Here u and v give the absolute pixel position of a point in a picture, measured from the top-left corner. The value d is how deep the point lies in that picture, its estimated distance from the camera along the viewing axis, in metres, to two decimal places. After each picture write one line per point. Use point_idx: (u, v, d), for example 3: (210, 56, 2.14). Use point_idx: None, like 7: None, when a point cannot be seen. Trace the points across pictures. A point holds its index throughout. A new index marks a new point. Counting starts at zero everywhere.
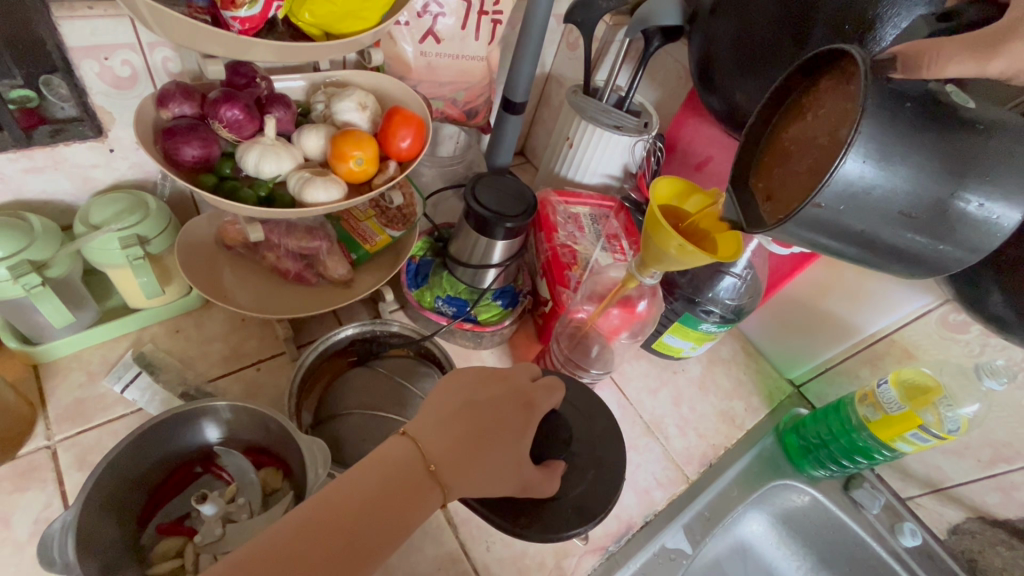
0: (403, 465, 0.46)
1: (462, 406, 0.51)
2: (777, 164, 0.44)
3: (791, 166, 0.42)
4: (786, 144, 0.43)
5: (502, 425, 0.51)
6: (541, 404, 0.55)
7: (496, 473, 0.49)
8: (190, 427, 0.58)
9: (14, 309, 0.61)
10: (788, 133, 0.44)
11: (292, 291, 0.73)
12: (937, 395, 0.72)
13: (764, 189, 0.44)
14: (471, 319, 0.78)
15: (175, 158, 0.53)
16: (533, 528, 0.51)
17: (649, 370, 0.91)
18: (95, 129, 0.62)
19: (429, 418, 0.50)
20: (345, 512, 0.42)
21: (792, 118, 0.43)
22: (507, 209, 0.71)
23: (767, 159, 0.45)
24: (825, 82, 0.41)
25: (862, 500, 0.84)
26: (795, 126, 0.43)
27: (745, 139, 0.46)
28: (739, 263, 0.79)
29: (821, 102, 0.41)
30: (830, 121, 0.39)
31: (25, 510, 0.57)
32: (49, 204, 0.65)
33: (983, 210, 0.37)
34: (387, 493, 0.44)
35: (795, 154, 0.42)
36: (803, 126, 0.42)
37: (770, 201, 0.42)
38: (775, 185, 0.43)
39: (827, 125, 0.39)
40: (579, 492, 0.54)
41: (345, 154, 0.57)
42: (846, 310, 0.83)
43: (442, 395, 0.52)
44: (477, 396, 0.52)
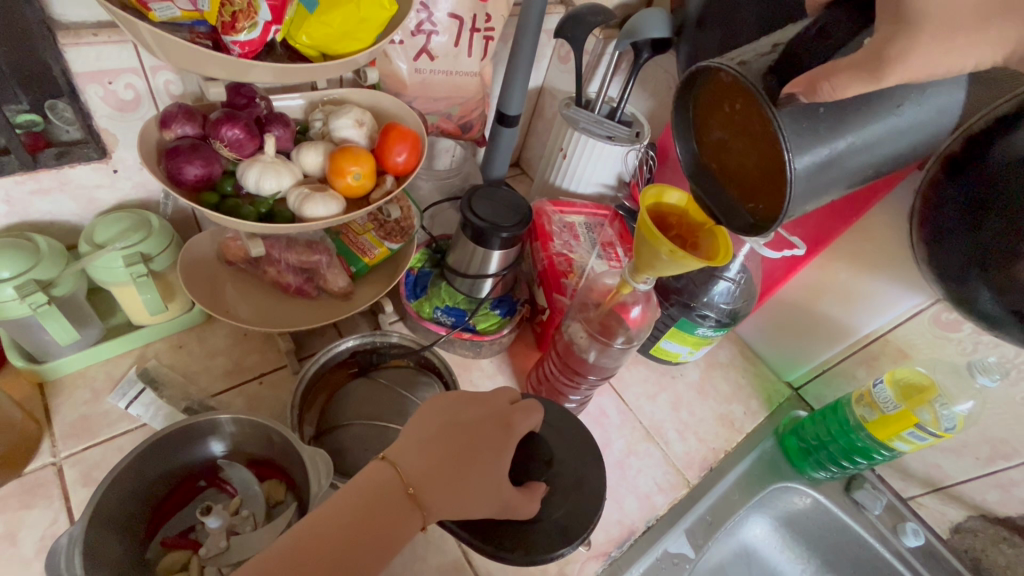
0: (382, 489, 0.47)
1: (444, 420, 0.53)
2: (714, 148, 0.46)
3: (739, 154, 0.44)
4: (717, 130, 0.45)
5: (479, 437, 0.52)
6: (519, 425, 0.54)
7: (478, 493, 0.49)
8: (196, 442, 0.59)
9: (20, 328, 0.62)
10: (712, 124, 0.45)
11: (292, 304, 0.74)
12: (933, 394, 0.73)
13: (716, 170, 0.47)
14: (471, 329, 0.79)
15: (177, 177, 0.54)
16: (518, 551, 0.51)
17: (648, 375, 0.92)
18: (99, 151, 0.64)
19: (410, 441, 0.51)
20: (334, 529, 0.44)
21: (709, 107, 0.45)
22: (502, 219, 0.73)
23: (708, 149, 0.47)
24: (720, 76, 0.42)
25: (863, 501, 0.85)
26: (716, 118, 0.45)
27: (680, 137, 0.48)
28: (731, 267, 0.81)
29: (732, 94, 0.42)
30: (748, 122, 0.41)
31: (32, 527, 0.57)
32: (54, 225, 0.67)
33: (918, 113, 0.41)
34: (370, 516, 0.46)
35: (731, 141, 0.44)
36: (724, 113, 0.44)
37: (738, 188, 0.45)
38: (732, 170, 0.45)
39: (749, 127, 0.41)
40: (562, 513, 0.53)
41: (342, 170, 0.59)
42: (840, 311, 0.84)
43: (424, 418, 0.53)
44: (459, 418, 0.53)
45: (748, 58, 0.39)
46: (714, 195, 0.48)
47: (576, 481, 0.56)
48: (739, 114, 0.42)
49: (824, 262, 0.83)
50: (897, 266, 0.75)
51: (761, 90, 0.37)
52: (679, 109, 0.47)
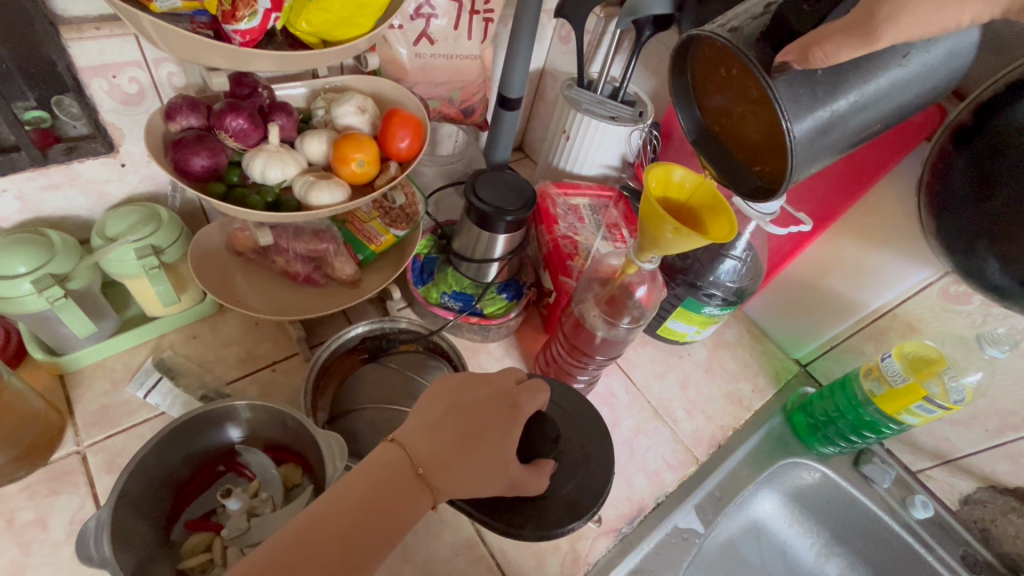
0: (392, 470, 0.48)
1: (451, 402, 0.53)
2: (715, 112, 0.46)
3: (739, 120, 0.44)
4: (717, 93, 0.45)
5: (488, 418, 0.53)
6: (526, 407, 0.54)
7: (486, 473, 0.50)
8: (215, 428, 0.61)
9: (40, 321, 0.63)
10: (710, 89, 0.45)
11: (301, 293, 0.76)
12: (943, 366, 0.74)
13: (719, 133, 0.47)
14: (477, 313, 0.81)
15: (185, 169, 0.54)
16: (528, 527, 0.52)
17: (656, 355, 0.93)
18: (107, 145, 0.64)
19: (419, 423, 0.52)
20: (346, 509, 0.45)
21: (707, 71, 0.45)
22: (507, 203, 0.73)
23: (707, 114, 0.47)
24: (711, 41, 0.42)
25: (872, 475, 0.87)
26: (714, 83, 0.45)
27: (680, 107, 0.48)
28: (737, 245, 0.81)
29: (728, 59, 0.42)
30: (746, 87, 0.41)
31: (60, 512, 0.59)
32: (66, 220, 0.68)
33: (924, 63, 0.40)
34: (381, 496, 0.47)
35: (732, 105, 0.44)
36: (722, 76, 0.44)
37: (742, 152, 0.45)
38: (734, 135, 0.45)
39: (746, 91, 0.42)
40: (570, 488, 0.55)
41: (347, 157, 0.59)
42: (848, 287, 0.84)
43: (432, 399, 0.53)
44: (466, 398, 0.54)
45: (739, 23, 0.39)
46: (717, 159, 0.48)
47: (582, 461, 0.57)
48: (736, 79, 0.42)
49: (829, 238, 0.83)
50: (906, 239, 0.75)
51: (754, 61, 0.37)
52: (675, 77, 0.47)
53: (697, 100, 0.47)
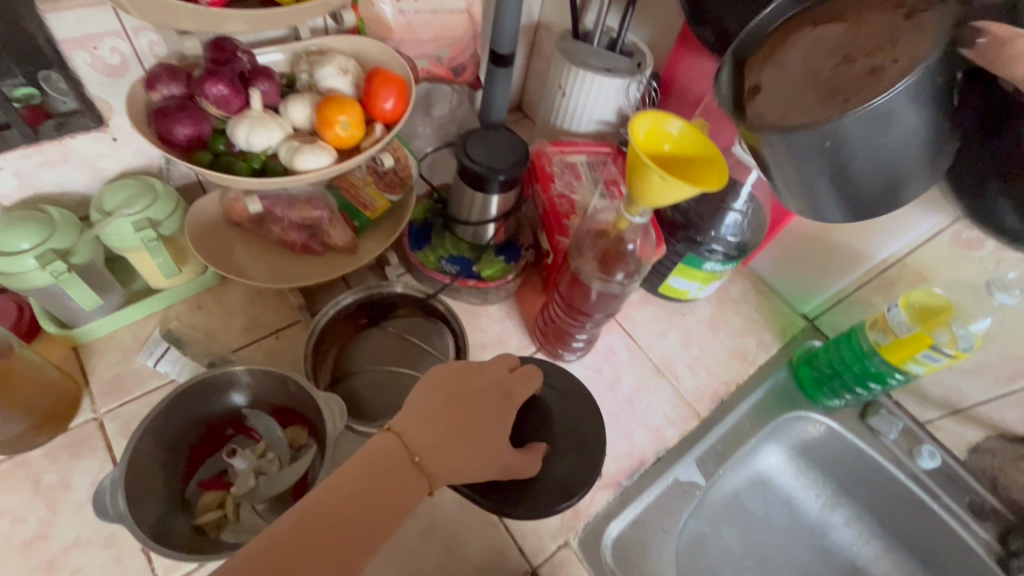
0: (391, 459, 0.48)
1: (451, 391, 0.54)
2: (768, 68, 0.46)
3: (803, 66, 0.44)
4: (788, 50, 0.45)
5: (483, 407, 0.55)
6: (517, 394, 0.57)
7: (481, 459, 0.52)
8: (219, 393, 0.63)
9: (48, 296, 0.65)
10: (809, 28, 0.46)
11: (300, 261, 0.77)
12: (952, 315, 0.72)
13: (752, 84, 0.46)
14: (475, 276, 0.80)
15: (168, 139, 0.55)
16: (519, 507, 0.57)
17: (658, 313, 0.92)
18: (96, 119, 0.65)
19: (415, 411, 0.52)
20: (344, 499, 0.45)
21: (787, 33, 0.46)
22: (498, 162, 0.72)
23: (772, 45, 0.47)
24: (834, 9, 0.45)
25: (879, 427, 0.87)
26: (813, 27, 0.45)
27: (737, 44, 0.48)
28: (737, 198, 0.79)
29: (856, 19, 0.43)
30: (860, 44, 0.42)
31: (82, 475, 0.62)
32: (66, 196, 0.69)
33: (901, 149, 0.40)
34: (379, 485, 0.47)
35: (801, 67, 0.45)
36: (804, 39, 0.45)
37: (764, 88, 0.45)
38: (770, 76, 0.46)
39: (839, 51, 0.43)
40: (559, 472, 0.60)
41: (331, 120, 0.59)
42: (856, 238, 0.81)
43: (428, 390, 0.53)
44: (462, 389, 0.54)
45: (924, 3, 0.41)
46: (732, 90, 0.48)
47: (575, 445, 0.62)
48: (843, 36, 0.43)
49: None
50: None
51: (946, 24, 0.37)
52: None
53: (782, 33, 0.47)
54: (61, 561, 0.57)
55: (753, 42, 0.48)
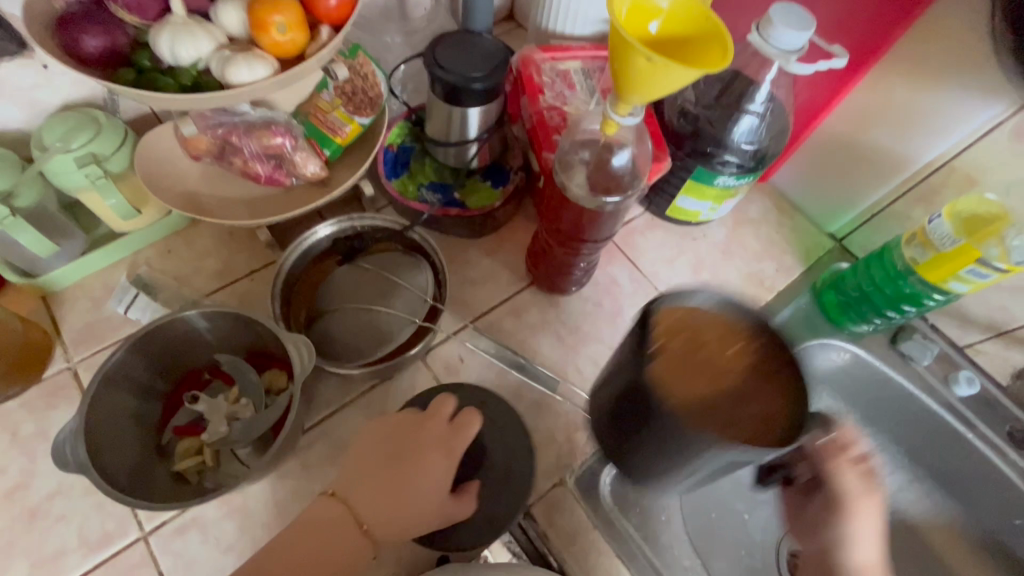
0: (332, 528, 0.50)
1: (395, 447, 0.53)
2: (672, 348, 0.42)
3: (700, 377, 0.41)
4: (710, 345, 0.43)
5: (422, 468, 0.52)
6: (456, 447, 0.54)
7: (418, 518, 0.51)
8: (183, 338, 0.60)
9: (0, 243, 0.62)
10: (709, 329, 0.43)
11: (269, 197, 0.70)
12: (1007, 223, 0.62)
13: (663, 349, 0.42)
14: (457, 205, 0.74)
15: (79, 54, 0.48)
16: (451, 540, 0.58)
17: (666, 240, 0.84)
18: (17, 43, 0.58)
19: (354, 473, 0.52)
20: (288, 565, 0.48)
21: (689, 314, 0.43)
22: (472, 69, 0.62)
23: (671, 320, 0.42)
24: (743, 321, 0.44)
25: (911, 353, 0.79)
26: (722, 342, 0.44)
27: (681, 293, 0.42)
28: (756, 97, 0.68)
29: (742, 355, 0.43)
30: (760, 399, 0.42)
31: (59, 424, 0.61)
32: (6, 134, 0.64)
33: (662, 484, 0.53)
34: (323, 551, 0.49)
35: (703, 359, 0.42)
36: (712, 346, 0.43)
37: (673, 359, 0.41)
38: (669, 366, 0.41)
39: (734, 378, 0.43)
40: (496, 506, 0.59)
41: (265, 23, 0.50)
42: (896, 140, 0.70)
43: (368, 449, 0.53)
44: (396, 448, 0.53)
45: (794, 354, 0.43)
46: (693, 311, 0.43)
47: (505, 478, 0.60)
48: (732, 367, 0.43)
49: (874, 78, 0.67)
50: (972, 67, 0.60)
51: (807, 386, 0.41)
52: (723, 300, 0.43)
53: (674, 319, 0.43)
54: (45, 508, 0.57)
55: (658, 315, 0.42)
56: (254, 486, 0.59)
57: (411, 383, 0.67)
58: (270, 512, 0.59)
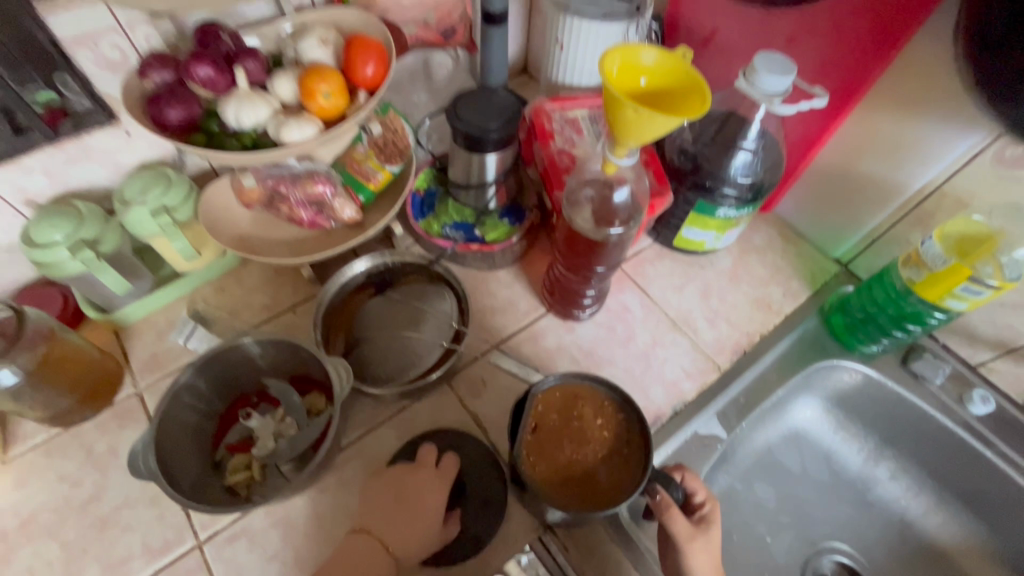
0: (364, 556, 0.56)
1: (397, 490, 0.60)
2: (548, 426, 0.61)
3: (562, 449, 0.60)
4: (583, 413, 0.62)
5: (425, 501, 0.60)
6: (450, 473, 0.63)
7: (426, 540, 0.59)
8: (238, 364, 0.67)
9: (84, 283, 0.71)
10: (581, 409, 0.62)
11: (311, 238, 0.79)
12: (996, 244, 0.64)
13: (538, 416, 0.61)
14: (478, 240, 0.80)
15: (162, 122, 0.58)
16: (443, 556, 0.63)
17: (674, 268, 0.89)
18: (107, 115, 0.69)
19: (375, 508, 0.60)
20: None
21: (571, 393, 0.63)
22: (490, 121, 0.71)
23: (540, 427, 0.61)
24: (609, 399, 0.63)
25: (923, 372, 0.81)
26: (587, 407, 0.62)
27: (560, 376, 0.62)
28: (748, 135, 0.75)
29: (604, 421, 0.62)
30: (607, 451, 0.60)
31: (128, 443, 0.68)
32: (93, 191, 0.75)
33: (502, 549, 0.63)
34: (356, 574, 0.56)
35: (574, 430, 0.61)
36: (585, 418, 0.62)
37: (558, 472, 0.59)
38: (545, 447, 0.60)
39: (603, 455, 0.60)
40: (475, 526, 0.64)
41: (313, 91, 0.60)
42: (886, 169, 0.75)
43: (380, 488, 0.61)
44: (404, 481, 0.61)
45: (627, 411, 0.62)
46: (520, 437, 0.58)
47: (483, 503, 0.66)
48: (599, 430, 0.61)
49: (859, 113, 0.74)
50: (948, 101, 0.65)
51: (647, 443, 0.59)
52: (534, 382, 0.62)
53: (538, 413, 0.61)
54: (113, 518, 0.64)
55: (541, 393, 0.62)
56: (296, 500, 0.65)
57: (437, 403, 0.73)
58: (310, 523, 0.64)
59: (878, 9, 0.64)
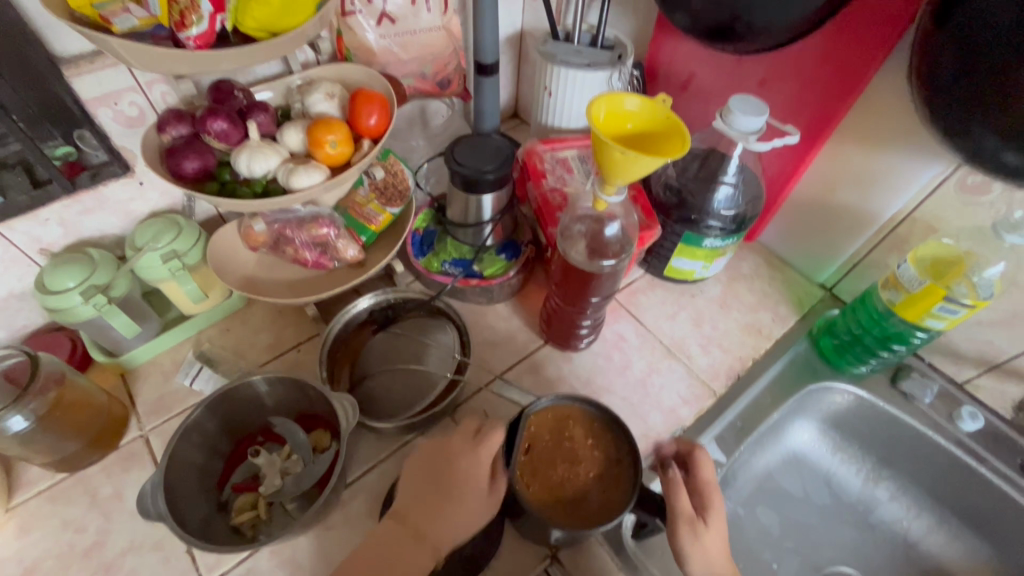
0: (398, 536, 0.58)
1: (431, 472, 0.62)
2: (540, 448, 0.62)
3: (553, 469, 0.61)
4: (574, 434, 0.64)
5: (466, 479, 0.60)
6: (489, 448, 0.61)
7: (460, 518, 0.59)
8: (245, 402, 0.69)
9: (94, 328, 0.73)
10: (570, 429, 0.64)
11: (315, 277, 0.82)
12: (966, 265, 0.69)
13: (530, 437, 0.62)
14: (476, 276, 0.84)
15: (179, 173, 0.61)
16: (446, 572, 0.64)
17: (666, 297, 0.92)
18: (123, 167, 0.73)
19: (410, 491, 0.62)
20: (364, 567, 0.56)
21: (561, 415, 0.65)
22: (485, 163, 0.75)
23: (532, 449, 0.62)
24: (598, 419, 0.65)
25: (913, 390, 0.83)
26: (577, 428, 0.64)
27: (552, 398, 0.64)
28: (728, 170, 0.80)
29: (594, 441, 0.63)
30: (598, 471, 0.61)
31: (133, 486, 0.69)
32: (105, 239, 0.77)
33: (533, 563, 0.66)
34: (392, 553, 0.57)
35: (565, 451, 0.62)
36: (575, 439, 0.64)
37: (550, 492, 0.60)
38: (537, 467, 0.61)
39: (594, 474, 0.61)
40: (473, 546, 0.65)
41: (320, 140, 0.64)
42: (859, 198, 0.80)
43: (415, 471, 0.63)
44: (438, 461, 0.62)
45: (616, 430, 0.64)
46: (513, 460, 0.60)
47: (478, 524, 0.67)
48: (589, 450, 0.63)
49: (831, 147, 0.79)
50: (910, 135, 0.70)
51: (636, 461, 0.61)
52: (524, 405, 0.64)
53: (529, 435, 0.63)
54: (117, 563, 0.64)
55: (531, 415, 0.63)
56: (302, 538, 0.65)
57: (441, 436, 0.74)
58: (316, 562, 0.64)
59: (838, 55, 0.70)
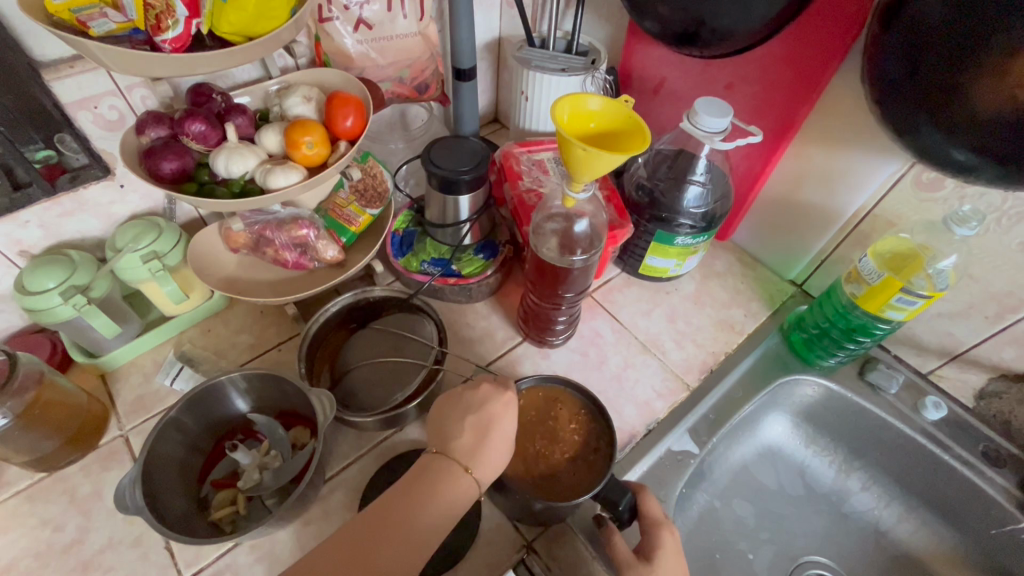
0: (438, 473, 0.57)
1: (473, 416, 0.61)
2: (526, 421, 0.67)
3: (535, 444, 0.66)
4: (559, 415, 0.68)
5: (504, 429, 0.60)
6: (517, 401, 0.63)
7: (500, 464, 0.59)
8: (223, 399, 0.70)
9: (74, 328, 0.74)
10: (557, 411, 0.69)
11: (295, 278, 0.83)
12: (923, 258, 0.72)
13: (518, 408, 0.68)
14: (455, 274, 0.86)
15: (157, 173, 0.62)
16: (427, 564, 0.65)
17: (642, 294, 0.95)
18: (103, 169, 0.74)
19: (445, 434, 0.60)
20: (405, 504, 0.54)
21: (551, 396, 0.70)
22: (462, 164, 0.77)
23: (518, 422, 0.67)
24: (585, 408, 0.69)
25: (879, 382, 0.86)
26: (563, 410, 0.69)
27: (543, 377, 0.70)
28: (697, 170, 0.83)
29: (576, 426, 0.68)
30: (575, 453, 0.66)
31: (112, 484, 0.69)
32: (85, 241, 0.78)
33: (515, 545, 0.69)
34: (431, 488, 0.56)
35: (548, 428, 0.67)
36: (560, 419, 0.68)
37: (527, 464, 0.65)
38: (520, 439, 0.66)
39: (571, 457, 0.65)
40: (452, 540, 0.66)
41: (297, 142, 0.65)
42: (823, 196, 0.83)
43: (450, 415, 0.62)
44: (477, 407, 0.61)
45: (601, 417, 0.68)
46: None
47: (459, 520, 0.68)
48: (570, 432, 0.67)
49: (795, 147, 0.82)
50: (867, 135, 0.73)
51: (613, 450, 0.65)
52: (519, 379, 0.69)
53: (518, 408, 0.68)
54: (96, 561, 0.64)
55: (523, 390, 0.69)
56: (281, 532, 0.66)
57: (419, 431, 0.75)
58: (295, 556, 0.65)
59: (799, 59, 0.73)
